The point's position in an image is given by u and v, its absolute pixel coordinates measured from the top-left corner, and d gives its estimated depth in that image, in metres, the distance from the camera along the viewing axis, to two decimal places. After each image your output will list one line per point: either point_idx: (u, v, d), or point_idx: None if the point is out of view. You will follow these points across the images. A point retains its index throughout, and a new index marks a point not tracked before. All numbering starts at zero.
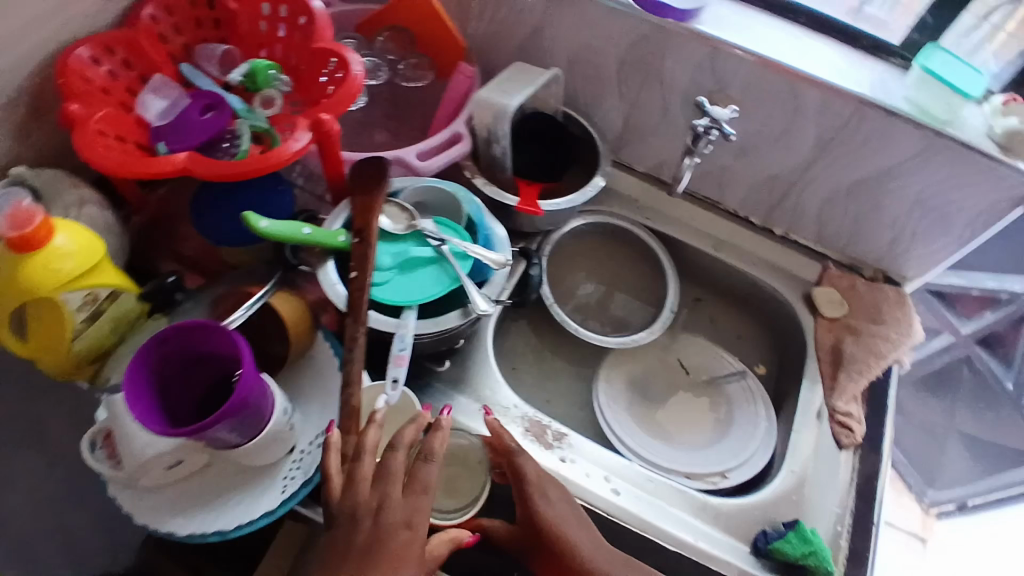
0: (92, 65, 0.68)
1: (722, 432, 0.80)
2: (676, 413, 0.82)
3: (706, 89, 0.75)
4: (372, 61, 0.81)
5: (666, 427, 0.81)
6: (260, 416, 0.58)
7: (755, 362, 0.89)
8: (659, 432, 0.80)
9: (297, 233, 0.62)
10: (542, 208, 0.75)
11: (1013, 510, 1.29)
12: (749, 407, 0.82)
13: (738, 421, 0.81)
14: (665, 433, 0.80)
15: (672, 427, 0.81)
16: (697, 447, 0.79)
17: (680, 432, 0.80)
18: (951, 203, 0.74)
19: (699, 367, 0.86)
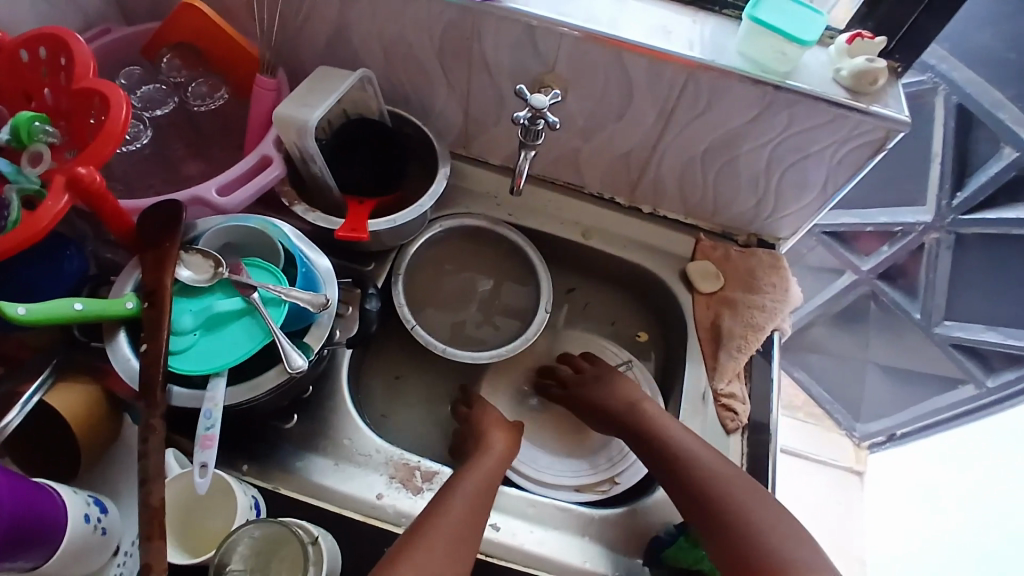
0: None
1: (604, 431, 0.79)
2: (561, 419, 0.81)
3: (534, 71, 0.68)
4: (157, 89, 0.72)
5: (551, 435, 0.79)
6: (54, 530, 0.50)
7: (635, 330, 0.87)
8: (547, 443, 0.78)
9: (66, 310, 0.52)
10: (370, 230, 0.67)
11: (934, 436, 1.30)
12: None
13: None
14: (552, 442, 0.78)
15: (558, 435, 0.79)
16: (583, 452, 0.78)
17: (566, 438, 0.79)
18: (804, 157, 0.70)
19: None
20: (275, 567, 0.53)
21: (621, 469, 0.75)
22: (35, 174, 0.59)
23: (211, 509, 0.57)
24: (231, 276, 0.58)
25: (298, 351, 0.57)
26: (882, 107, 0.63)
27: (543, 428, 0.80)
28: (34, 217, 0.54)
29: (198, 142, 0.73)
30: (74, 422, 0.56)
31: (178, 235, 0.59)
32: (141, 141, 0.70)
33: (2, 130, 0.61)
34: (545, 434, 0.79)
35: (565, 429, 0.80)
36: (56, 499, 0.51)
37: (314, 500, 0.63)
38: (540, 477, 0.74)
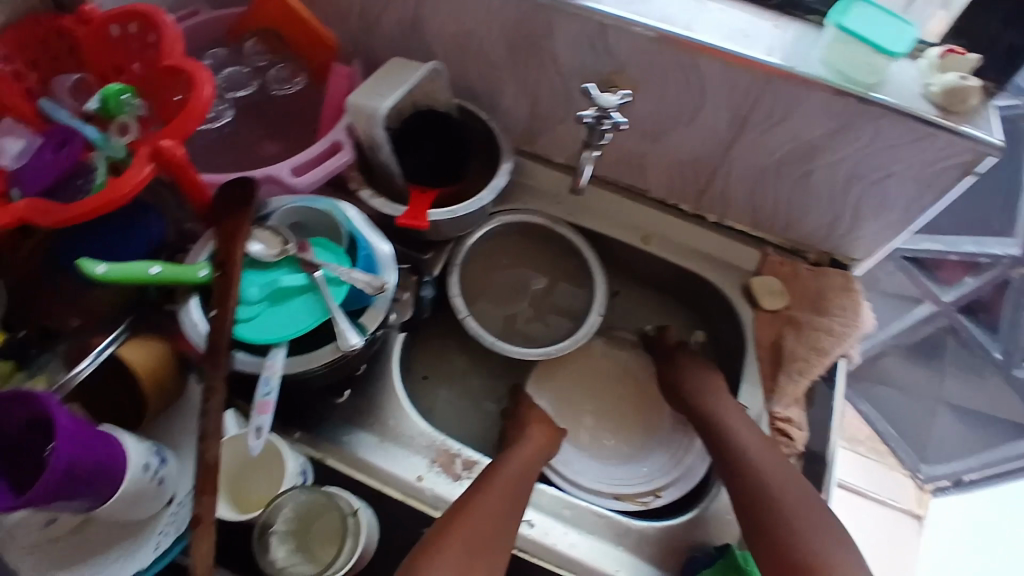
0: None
1: (648, 439, 0.78)
2: (607, 422, 0.79)
3: (604, 71, 0.68)
4: (238, 72, 0.75)
5: (593, 438, 0.78)
6: (115, 473, 0.53)
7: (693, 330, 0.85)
8: (589, 446, 0.77)
9: (143, 273, 0.56)
10: (429, 220, 0.69)
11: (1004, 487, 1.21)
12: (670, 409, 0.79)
13: (657, 426, 0.79)
14: (594, 445, 0.77)
15: (600, 438, 0.78)
16: (625, 459, 0.76)
17: (609, 442, 0.78)
18: (886, 175, 0.67)
19: (638, 373, 0.83)
20: (314, 532, 0.55)
21: (663, 481, 0.73)
22: (122, 143, 0.64)
23: (260, 472, 0.59)
24: (298, 254, 0.61)
25: (355, 331, 0.59)
26: (973, 127, 0.60)
27: (587, 430, 0.78)
28: (120, 182, 0.58)
29: (274, 123, 0.76)
30: (144, 378, 0.59)
31: (252, 210, 0.62)
32: (222, 120, 0.74)
33: (92, 100, 0.65)
34: (588, 436, 0.78)
35: (608, 433, 0.78)
36: (119, 448, 0.54)
37: (360, 475, 0.65)
38: (581, 481, 0.73)
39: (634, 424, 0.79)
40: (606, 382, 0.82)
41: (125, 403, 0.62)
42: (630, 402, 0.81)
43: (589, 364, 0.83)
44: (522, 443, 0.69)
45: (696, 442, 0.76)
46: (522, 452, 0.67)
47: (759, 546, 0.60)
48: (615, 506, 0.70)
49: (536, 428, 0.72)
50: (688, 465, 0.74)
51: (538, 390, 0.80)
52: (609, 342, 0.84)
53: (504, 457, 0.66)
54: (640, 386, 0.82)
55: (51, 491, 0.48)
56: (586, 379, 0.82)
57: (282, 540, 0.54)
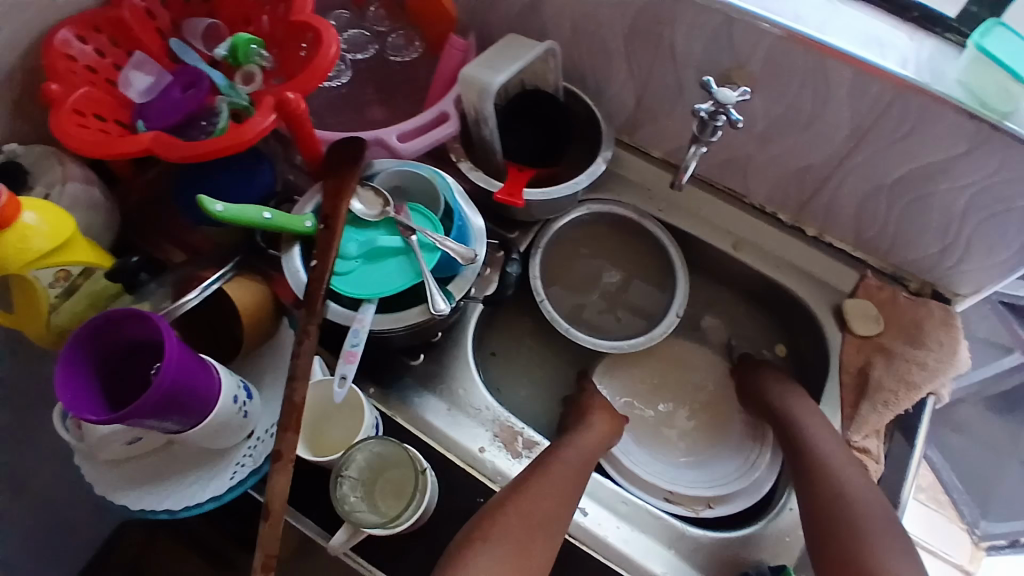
0: (74, 43, 0.65)
1: (710, 449, 0.77)
2: (671, 424, 0.78)
3: (722, 65, 0.66)
4: (361, 35, 0.78)
5: (654, 436, 0.77)
6: (206, 401, 0.56)
7: (773, 344, 0.83)
8: (648, 443, 0.77)
9: (256, 216, 0.58)
10: (525, 199, 0.69)
11: None
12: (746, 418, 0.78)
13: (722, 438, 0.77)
14: (653, 443, 0.77)
15: (662, 438, 0.77)
16: (683, 463, 0.75)
17: (670, 444, 0.77)
18: (1008, 210, 0.63)
19: (711, 382, 0.81)
20: (382, 483, 0.57)
21: (722, 490, 0.71)
22: (246, 92, 0.67)
23: (336, 420, 0.61)
24: (397, 217, 0.62)
25: (443, 297, 0.60)
26: None
27: (651, 428, 0.78)
28: (243, 129, 0.60)
29: (383, 86, 0.78)
30: (245, 314, 0.62)
31: (359, 168, 0.64)
32: (341, 81, 0.76)
33: (221, 47, 0.69)
34: (648, 433, 0.78)
35: (671, 435, 0.78)
36: (212, 376, 0.56)
37: (426, 436, 0.65)
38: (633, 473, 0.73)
39: (699, 432, 0.78)
40: (676, 385, 0.81)
41: (223, 335, 0.66)
42: (695, 410, 0.79)
43: (660, 367, 0.82)
44: (585, 431, 0.69)
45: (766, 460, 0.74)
46: (584, 441, 0.67)
47: (825, 571, 0.58)
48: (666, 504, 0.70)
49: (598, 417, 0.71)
50: (754, 480, 0.72)
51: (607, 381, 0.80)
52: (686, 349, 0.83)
53: (566, 443, 0.66)
54: (711, 394, 0.80)
55: (150, 407, 0.51)
56: (657, 381, 0.81)
57: (353, 486, 0.56)
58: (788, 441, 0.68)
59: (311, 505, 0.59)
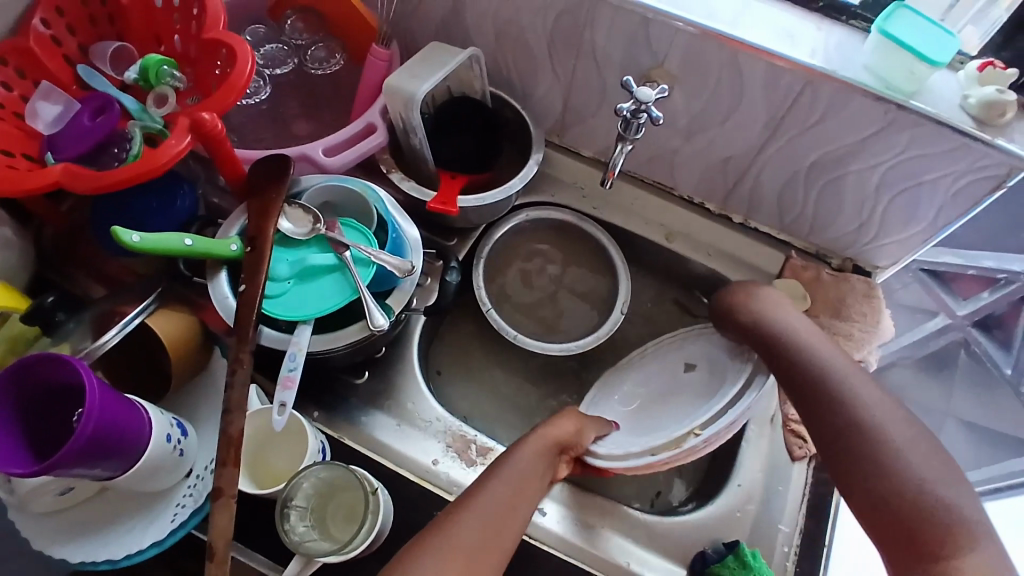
0: None
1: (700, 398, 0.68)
2: (663, 404, 0.72)
3: (642, 64, 0.68)
4: (278, 50, 0.76)
5: (645, 421, 0.71)
6: (137, 443, 0.54)
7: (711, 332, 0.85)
8: (636, 428, 0.70)
9: (177, 244, 0.57)
10: (460, 205, 0.69)
11: None
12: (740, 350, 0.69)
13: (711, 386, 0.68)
14: (641, 425, 0.70)
15: (650, 419, 0.70)
16: (668, 425, 0.67)
17: (659, 419, 0.69)
18: (918, 183, 0.66)
19: (700, 356, 0.73)
20: (332, 509, 0.56)
21: (702, 421, 0.62)
22: (159, 115, 0.66)
23: (278, 446, 0.60)
24: (327, 233, 0.61)
25: (381, 311, 0.59)
26: (1009, 141, 0.59)
27: (642, 419, 0.72)
28: (157, 152, 0.58)
29: (308, 103, 0.77)
30: (171, 347, 0.59)
31: (285, 187, 0.62)
32: (259, 97, 0.75)
33: (132, 70, 0.67)
34: (637, 423, 0.71)
35: (662, 411, 0.70)
36: (143, 419, 0.54)
37: (376, 455, 0.64)
38: (606, 456, 0.65)
39: (691, 394, 0.70)
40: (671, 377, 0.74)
41: (148, 371, 0.62)
42: (661, 383, 0.74)
43: (644, 365, 0.77)
44: (536, 438, 0.62)
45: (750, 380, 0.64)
46: (530, 450, 0.61)
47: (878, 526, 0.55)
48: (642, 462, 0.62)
49: (548, 425, 0.64)
50: (734, 403, 0.62)
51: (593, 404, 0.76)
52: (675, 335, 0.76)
53: (510, 459, 0.60)
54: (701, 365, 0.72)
55: (77, 455, 0.48)
56: (646, 380, 0.76)
57: (301, 516, 0.54)
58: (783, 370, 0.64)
59: (259, 536, 0.57)
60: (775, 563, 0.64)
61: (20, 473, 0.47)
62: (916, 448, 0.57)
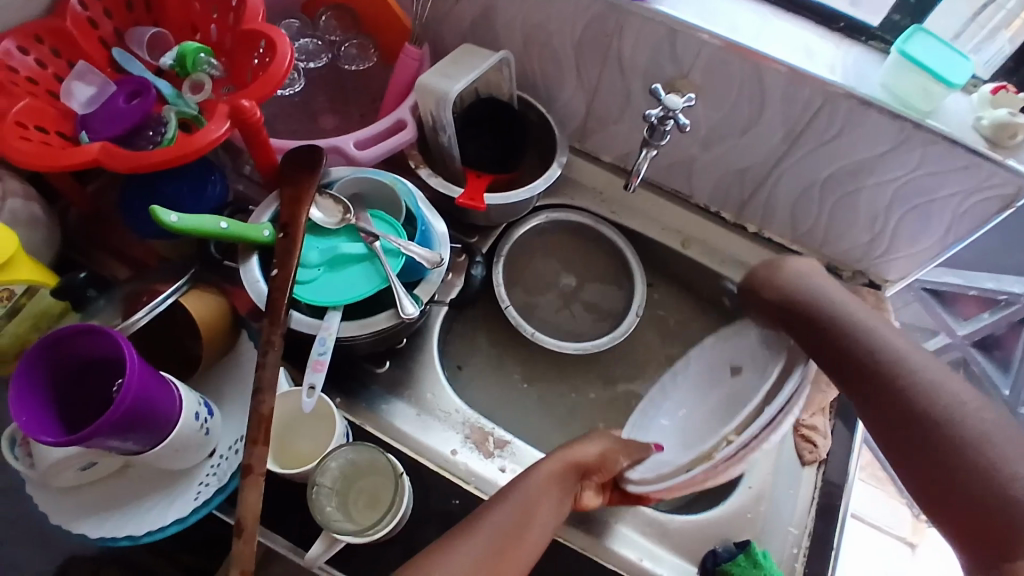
0: (16, 54, 0.63)
1: (742, 398, 0.60)
2: (709, 413, 0.63)
3: (666, 74, 0.70)
4: (313, 44, 0.78)
5: (687, 436, 0.62)
6: (167, 419, 0.55)
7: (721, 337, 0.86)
8: (674, 447, 0.61)
9: (213, 226, 0.58)
10: (486, 202, 0.71)
11: None
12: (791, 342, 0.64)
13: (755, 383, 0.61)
14: (680, 441, 0.61)
15: (692, 432, 0.62)
16: (708, 436, 0.59)
17: (702, 432, 0.61)
18: (930, 200, 0.69)
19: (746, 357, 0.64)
20: (355, 493, 0.57)
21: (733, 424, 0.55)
22: (194, 101, 0.68)
23: (302, 429, 0.60)
24: (357, 222, 0.63)
25: (411, 299, 0.60)
26: (1018, 162, 0.62)
27: (685, 434, 0.63)
28: (195, 136, 0.60)
29: (338, 98, 0.79)
30: (203, 326, 0.60)
31: (317, 177, 0.64)
32: (294, 88, 0.77)
33: (169, 56, 0.69)
34: (681, 442, 0.62)
35: (704, 423, 0.62)
36: (174, 396, 0.55)
37: (396, 443, 0.65)
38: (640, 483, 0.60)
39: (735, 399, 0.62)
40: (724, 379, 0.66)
41: (173, 350, 0.62)
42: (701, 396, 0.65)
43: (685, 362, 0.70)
44: (559, 455, 0.59)
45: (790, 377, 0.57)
46: (552, 468, 0.57)
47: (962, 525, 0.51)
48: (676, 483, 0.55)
49: (575, 444, 0.60)
50: (773, 397, 0.55)
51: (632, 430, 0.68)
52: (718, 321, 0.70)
53: (532, 475, 0.56)
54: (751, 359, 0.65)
55: (110, 426, 0.49)
56: (686, 398, 0.66)
57: (327, 497, 0.55)
58: (824, 346, 0.62)
59: (280, 518, 0.57)
60: (783, 562, 0.66)
61: (53, 441, 0.48)
62: (1000, 434, 0.53)
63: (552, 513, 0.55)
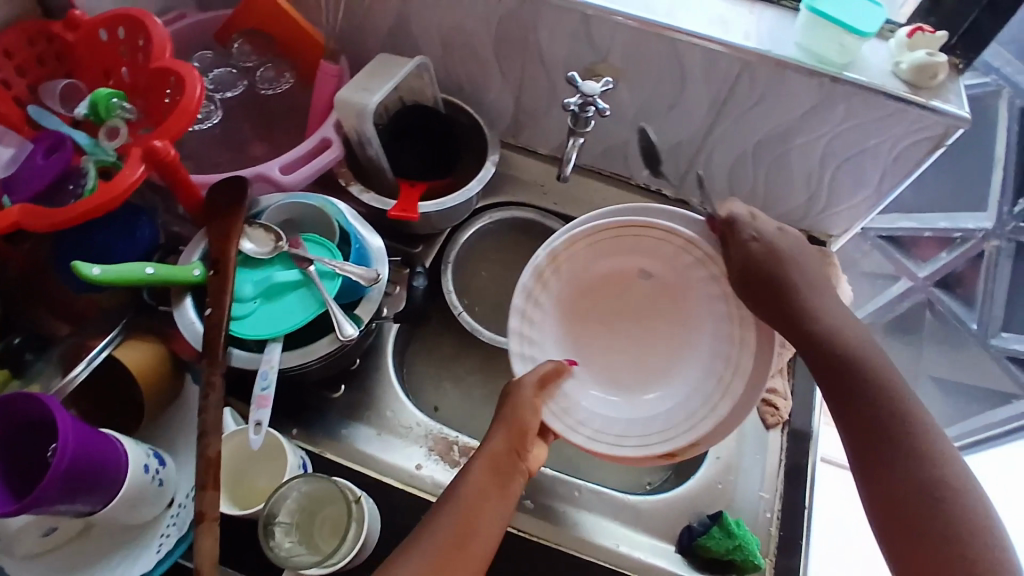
0: None
1: (672, 355, 0.65)
2: (613, 329, 0.68)
3: (586, 60, 0.70)
4: (228, 73, 0.76)
5: (595, 354, 0.67)
6: (115, 475, 0.54)
7: None
8: (592, 377, 0.65)
9: (138, 273, 0.57)
10: (420, 211, 0.69)
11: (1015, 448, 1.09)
12: (734, 299, 0.62)
13: (700, 357, 0.63)
14: (600, 368, 0.66)
15: (607, 357, 0.67)
16: (636, 381, 0.66)
17: (618, 363, 0.67)
18: (860, 151, 0.69)
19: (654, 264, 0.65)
20: (316, 523, 0.56)
21: (689, 439, 0.59)
22: (112, 147, 0.65)
23: (260, 466, 0.60)
24: (290, 249, 0.62)
25: (350, 321, 0.59)
26: (942, 102, 0.62)
27: (589, 341, 0.67)
28: (112, 184, 0.58)
29: (262, 124, 0.77)
30: (142, 380, 0.60)
31: (244, 208, 0.63)
32: (212, 121, 0.74)
33: (82, 105, 0.66)
34: (593, 359, 0.66)
35: (617, 351, 0.67)
36: (121, 450, 0.54)
37: (360, 467, 0.64)
38: (555, 418, 0.60)
39: (663, 345, 0.66)
40: (629, 291, 0.67)
41: (123, 406, 0.62)
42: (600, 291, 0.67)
43: (588, 266, 0.65)
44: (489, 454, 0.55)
45: (740, 384, 0.59)
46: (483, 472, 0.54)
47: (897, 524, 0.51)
48: (597, 452, 0.60)
49: (498, 432, 0.57)
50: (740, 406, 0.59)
51: (524, 359, 0.63)
52: (646, 240, 0.64)
53: (464, 482, 0.54)
54: (687, 303, 0.65)
55: (55, 490, 0.48)
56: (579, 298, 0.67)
57: (287, 532, 0.54)
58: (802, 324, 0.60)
59: (245, 558, 0.57)
60: (759, 529, 0.66)
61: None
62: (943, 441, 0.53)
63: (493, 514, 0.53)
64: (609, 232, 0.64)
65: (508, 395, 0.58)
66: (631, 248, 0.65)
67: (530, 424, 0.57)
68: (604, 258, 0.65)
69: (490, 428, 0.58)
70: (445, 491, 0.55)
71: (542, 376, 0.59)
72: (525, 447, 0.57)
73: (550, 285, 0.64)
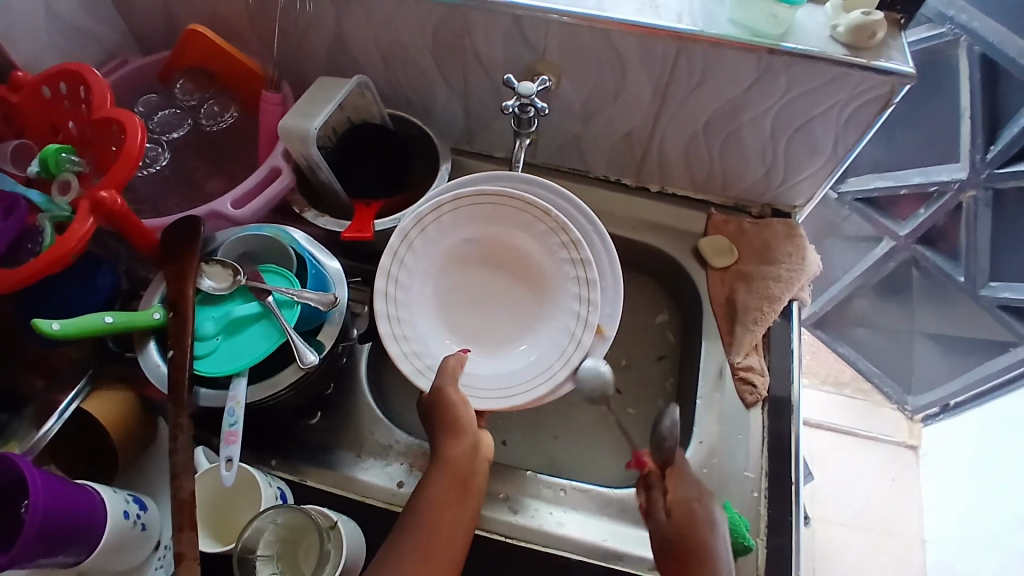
0: None
1: (537, 286, 0.68)
2: (481, 301, 0.69)
3: (525, 60, 0.70)
4: (173, 114, 0.77)
5: (479, 333, 0.68)
6: (93, 526, 0.54)
7: (648, 301, 0.85)
8: (487, 348, 0.67)
9: (97, 323, 0.56)
10: (374, 229, 0.68)
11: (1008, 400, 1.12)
12: (547, 215, 0.65)
13: (558, 273, 0.66)
14: (488, 338, 0.68)
15: (491, 326, 0.68)
16: (529, 324, 0.67)
17: (502, 324, 0.68)
18: (810, 119, 0.68)
19: (471, 228, 0.67)
20: (294, 553, 0.56)
21: (590, 333, 0.63)
22: (65, 201, 0.64)
23: (239, 501, 0.60)
24: (248, 282, 0.62)
25: (311, 348, 0.60)
26: (885, 61, 0.61)
27: (475, 323, 0.68)
28: (65, 238, 0.58)
29: (213, 159, 0.77)
30: (110, 426, 0.61)
31: (197, 248, 0.62)
32: (160, 163, 0.74)
33: (34, 163, 0.66)
34: (483, 334, 0.68)
35: (493, 314, 0.68)
36: (95, 500, 0.54)
37: (345, 491, 0.65)
38: (476, 399, 0.62)
39: (525, 283, 0.68)
40: (475, 261, 0.69)
41: (98, 454, 0.64)
42: (440, 279, 0.68)
43: (422, 266, 0.66)
44: (442, 465, 0.56)
45: (595, 271, 0.63)
46: (436, 484, 0.55)
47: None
48: (520, 406, 0.62)
49: (442, 438, 0.57)
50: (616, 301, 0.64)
51: (423, 372, 0.63)
52: (446, 217, 0.66)
53: (419, 502, 0.55)
54: (517, 243, 0.67)
55: (30, 549, 0.48)
56: (430, 284, 0.68)
57: (267, 563, 0.55)
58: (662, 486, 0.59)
59: None
60: (748, 509, 0.66)
61: None
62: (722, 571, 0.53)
63: (460, 520, 0.54)
64: (414, 229, 0.65)
65: (432, 401, 0.59)
66: (438, 234, 0.66)
67: (465, 415, 0.58)
68: (429, 252, 0.67)
69: (432, 437, 0.58)
70: (406, 508, 0.55)
71: (448, 372, 0.60)
72: (468, 442, 0.57)
73: (403, 297, 0.65)
